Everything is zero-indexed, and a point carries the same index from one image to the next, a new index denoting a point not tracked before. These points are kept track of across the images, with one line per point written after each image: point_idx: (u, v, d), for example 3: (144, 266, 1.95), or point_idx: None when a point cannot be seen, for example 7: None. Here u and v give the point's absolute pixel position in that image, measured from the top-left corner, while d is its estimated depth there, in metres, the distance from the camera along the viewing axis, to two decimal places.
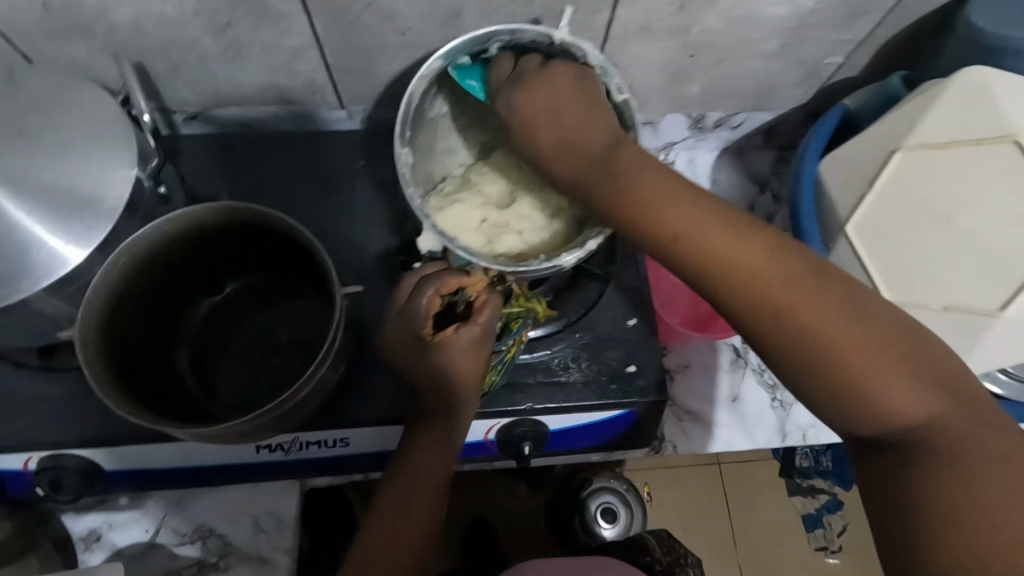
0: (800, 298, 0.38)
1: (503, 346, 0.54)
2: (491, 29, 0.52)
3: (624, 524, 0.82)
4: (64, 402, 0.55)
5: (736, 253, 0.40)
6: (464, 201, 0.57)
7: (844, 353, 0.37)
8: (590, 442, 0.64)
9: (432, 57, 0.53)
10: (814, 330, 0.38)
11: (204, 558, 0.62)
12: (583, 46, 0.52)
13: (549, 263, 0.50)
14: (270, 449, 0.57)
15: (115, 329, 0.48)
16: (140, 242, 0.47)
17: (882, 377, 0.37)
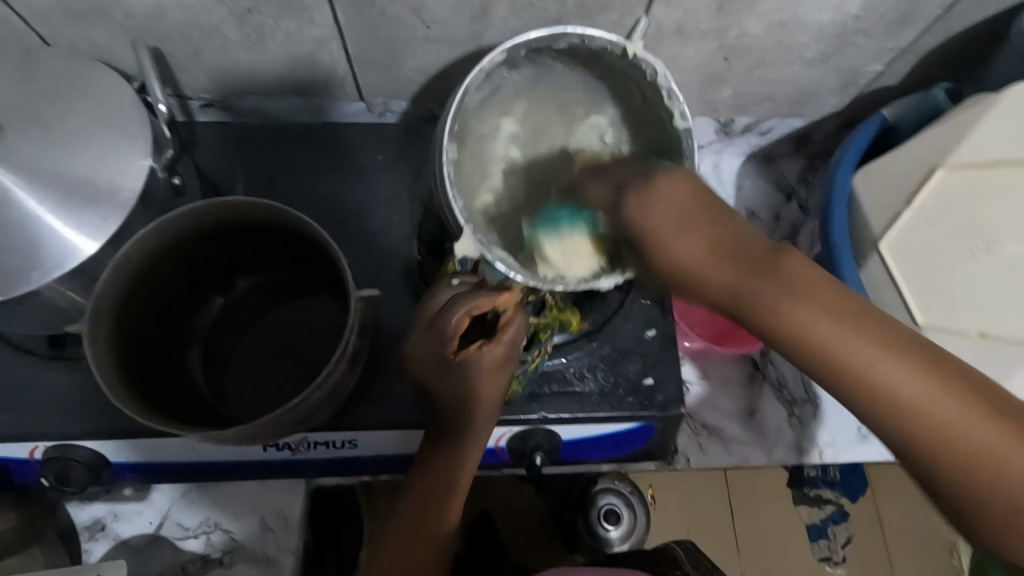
0: (860, 343, 0.36)
1: (528, 356, 0.56)
2: (564, 30, 0.50)
3: (628, 527, 0.79)
4: (71, 394, 0.54)
5: (819, 329, 0.36)
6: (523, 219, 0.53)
7: (903, 400, 0.36)
8: (602, 453, 0.62)
9: (496, 50, 0.49)
10: (876, 380, 0.36)
11: (208, 554, 0.61)
12: (653, 60, 0.50)
13: (585, 284, 0.48)
14: (278, 448, 0.56)
15: (125, 324, 0.47)
16: (152, 237, 0.46)
17: (936, 406, 0.35)
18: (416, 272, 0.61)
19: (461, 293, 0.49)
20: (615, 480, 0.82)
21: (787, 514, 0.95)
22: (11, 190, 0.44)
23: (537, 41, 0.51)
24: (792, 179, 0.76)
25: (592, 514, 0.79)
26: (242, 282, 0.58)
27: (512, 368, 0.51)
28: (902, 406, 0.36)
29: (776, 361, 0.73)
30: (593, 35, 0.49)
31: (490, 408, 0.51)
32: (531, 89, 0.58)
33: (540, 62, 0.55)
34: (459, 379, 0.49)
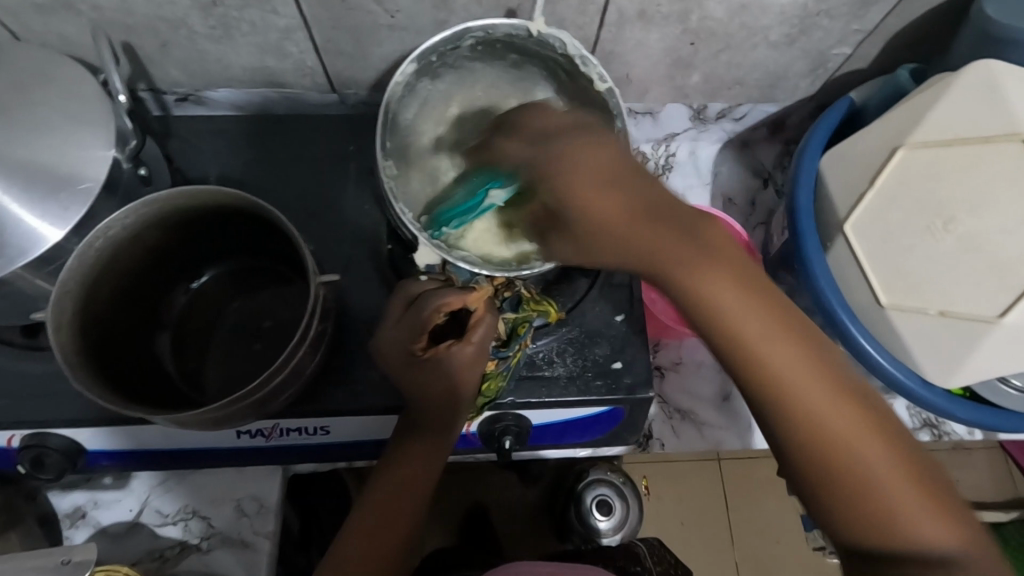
0: (780, 351, 0.41)
1: (509, 353, 0.53)
2: (465, 26, 0.52)
3: (619, 518, 0.79)
4: (45, 382, 0.55)
5: (747, 320, 0.41)
6: (481, 216, 0.54)
7: (783, 390, 0.41)
8: (574, 437, 0.63)
9: (406, 61, 0.52)
10: (780, 365, 0.41)
11: (186, 540, 0.62)
12: (560, 37, 0.52)
13: (553, 263, 0.50)
14: (251, 434, 0.57)
15: (93, 311, 0.48)
16: (117, 225, 0.47)
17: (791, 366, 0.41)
18: (387, 261, 0.61)
19: (431, 290, 0.49)
20: (607, 470, 0.81)
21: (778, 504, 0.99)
22: None
23: (445, 44, 0.53)
24: (768, 164, 0.76)
25: (583, 504, 0.80)
26: (207, 274, 0.59)
27: (484, 364, 0.51)
28: (802, 393, 0.40)
29: None
30: (493, 24, 0.52)
31: (456, 407, 0.51)
32: (462, 92, 0.59)
33: (462, 65, 0.57)
34: (425, 377, 0.49)
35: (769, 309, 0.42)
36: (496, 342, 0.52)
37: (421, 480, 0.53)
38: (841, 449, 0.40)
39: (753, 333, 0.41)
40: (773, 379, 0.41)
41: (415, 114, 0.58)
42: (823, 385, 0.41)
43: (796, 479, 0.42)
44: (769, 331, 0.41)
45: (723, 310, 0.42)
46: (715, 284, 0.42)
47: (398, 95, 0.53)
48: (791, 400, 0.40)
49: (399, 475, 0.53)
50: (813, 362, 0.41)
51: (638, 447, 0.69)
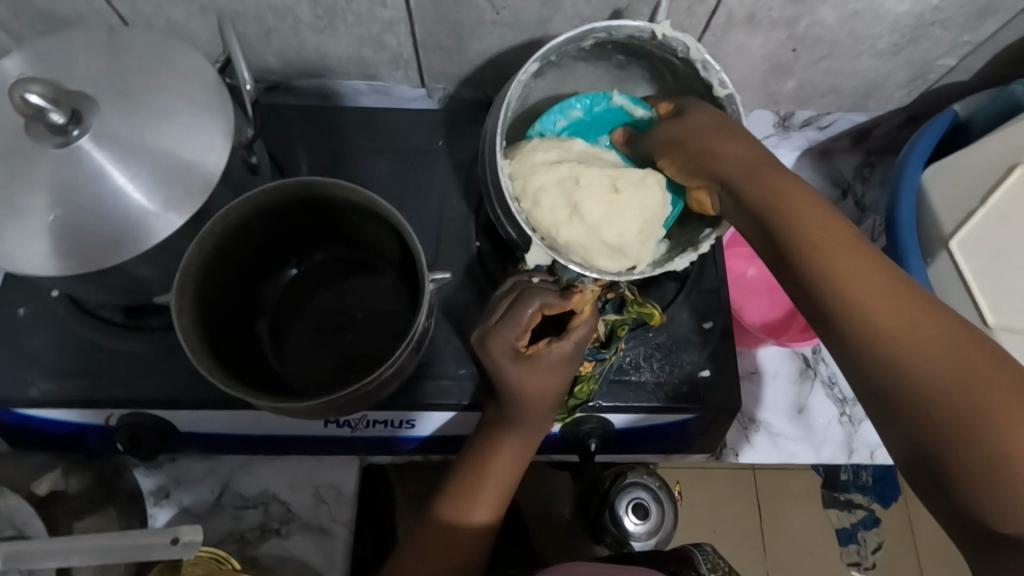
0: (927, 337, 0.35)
1: (606, 354, 0.53)
2: (589, 27, 0.51)
3: (654, 522, 0.73)
4: (146, 362, 0.56)
5: (883, 299, 0.37)
6: (542, 183, 0.52)
7: (934, 380, 0.34)
8: (653, 442, 0.62)
9: (528, 61, 0.52)
10: (889, 326, 0.36)
11: (266, 523, 0.63)
12: (684, 41, 0.51)
13: (661, 269, 0.51)
14: (338, 424, 0.58)
15: (205, 296, 0.49)
16: (235, 211, 0.47)
17: (938, 354, 0.35)
18: (476, 258, 0.61)
19: (533, 286, 0.49)
20: (644, 473, 0.77)
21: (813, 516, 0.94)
22: (105, 163, 0.46)
23: (566, 44, 0.53)
24: (848, 175, 0.75)
25: (618, 508, 0.75)
26: (312, 256, 0.59)
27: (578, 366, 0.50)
28: (929, 356, 0.35)
29: (827, 359, 0.73)
30: (618, 26, 0.51)
31: (547, 407, 0.51)
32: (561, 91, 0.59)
33: (569, 63, 0.57)
34: (526, 375, 0.49)
35: (874, 268, 0.38)
36: (595, 343, 0.53)
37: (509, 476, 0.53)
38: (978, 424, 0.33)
39: (892, 311, 0.37)
40: (875, 344, 0.37)
41: (518, 111, 0.58)
42: (944, 348, 0.35)
43: (941, 475, 0.34)
44: (877, 289, 0.37)
45: (826, 262, 0.39)
46: (825, 236, 0.40)
47: (516, 93, 0.53)
48: (901, 362, 0.36)
49: (491, 472, 0.52)
50: (927, 323, 0.36)
51: (712, 455, 0.68)
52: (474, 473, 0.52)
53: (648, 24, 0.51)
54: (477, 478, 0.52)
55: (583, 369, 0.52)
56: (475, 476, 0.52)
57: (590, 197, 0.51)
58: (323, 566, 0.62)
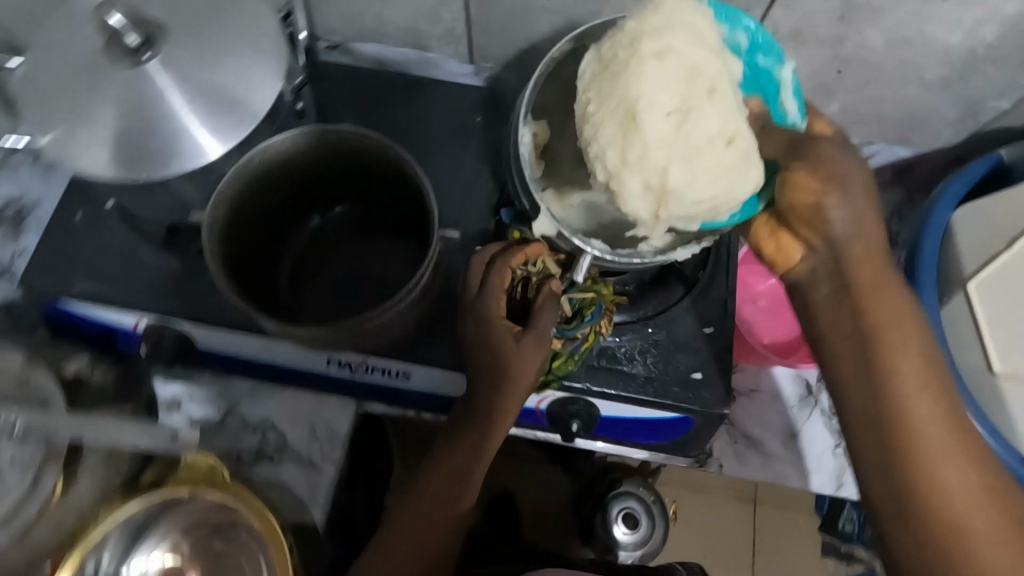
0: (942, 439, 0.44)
1: (577, 334, 0.57)
2: None
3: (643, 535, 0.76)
4: (177, 278, 0.61)
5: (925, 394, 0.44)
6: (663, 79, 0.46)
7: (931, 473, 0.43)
8: (638, 437, 0.63)
9: (563, 39, 0.54)
10: (926, 440, 0.44)
11: (262, 448, 0.66)
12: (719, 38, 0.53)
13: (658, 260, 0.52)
14: (340, 364, 0.61)
15: (234, 223, 0.53)
16: (271, 149, 0.51)
17: (947, 454, 0.43)
18: (494, 232, 0.64)
19: (498, 254, 0.53)
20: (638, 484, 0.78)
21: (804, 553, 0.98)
22: (166, 86, 0.50)
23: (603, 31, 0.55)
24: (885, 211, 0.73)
25: (610, 514, 0.77)
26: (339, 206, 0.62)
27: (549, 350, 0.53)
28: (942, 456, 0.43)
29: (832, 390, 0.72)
30: None
31: (516, 399, 0.52)
32: None
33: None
34: (515, 350, 0.51)
35: (928, 384, 0.45)
36: (562, 321, 0.56)
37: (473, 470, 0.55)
38: (970, 538, 0.42)
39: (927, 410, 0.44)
40: (908, 449, 0.44)
41: None
42: (956, 457, 0.44)
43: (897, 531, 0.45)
44: (927, 406, 0.44)
45: (891, 351, 0.45)
46: (895, 334, 0.45)
47: (547, 70, 0.55)
48: (930, 474, 0.43)
49: (454, 449, 0.54)
50: (960, 445, 0.44)
51: (696, 462, 0.69)
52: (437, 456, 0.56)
53: None
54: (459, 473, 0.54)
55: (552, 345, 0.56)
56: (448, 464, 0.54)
57: (689, 118, 0.46)
58: (306, 498, 0.65)
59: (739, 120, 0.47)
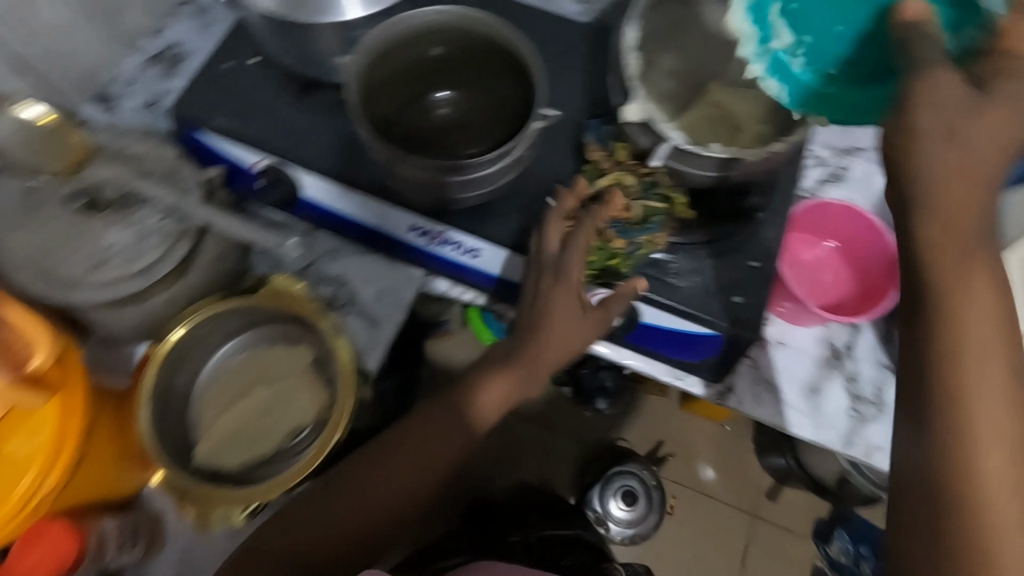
0: (976, 362, 0.42)
1: (637, 238, 0.64)
2: None
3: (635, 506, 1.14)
4: (306, 130, 0.68)
5: (972, 327, 0.42)
6: (235, 426, 0.63)
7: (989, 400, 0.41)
8: (669, 352, 0.70)
9: None
10: (991, 422, 0.41)
11: (334, 299, 0.74)
12: None
13: (288, 448, 0.63)
14: (420, 233, 0.69)
15: (368, 70, 0.59)
16: (418, 18, 0.59)
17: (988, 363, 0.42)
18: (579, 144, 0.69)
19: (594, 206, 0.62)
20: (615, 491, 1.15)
21: (778, 533, 1.23)
22: None
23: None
24: None
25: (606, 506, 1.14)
26: (446, 90, 0.66)
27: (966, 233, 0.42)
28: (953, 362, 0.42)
29: (857, 358, 0.76)
30: None
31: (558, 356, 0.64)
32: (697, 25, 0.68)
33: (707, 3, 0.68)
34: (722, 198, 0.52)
35: (998, 362, 0.42)
36: (629, 222, 0.64)
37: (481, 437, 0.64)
38: (997, 509, 0.41)
39: (969, 326, 0.42)
40: (965, 446, 0.41)
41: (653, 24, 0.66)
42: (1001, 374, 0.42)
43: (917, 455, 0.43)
44: (988, 353, 0.42)
45: (957, 305, 0.42)
46: (977, 304, 0.42)
47: None
48: (958, 400, 0.42)
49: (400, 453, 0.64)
50: (984, 330, 0.42)
51: (715, 395, 0.74)
52: (549, 325, 0.62)
53: None
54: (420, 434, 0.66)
55: (614, 244, 0.64)
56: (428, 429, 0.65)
57: (260, 432, 0.63)
58: (364, 345, 0.73)
59: (308, 405, 0.64)
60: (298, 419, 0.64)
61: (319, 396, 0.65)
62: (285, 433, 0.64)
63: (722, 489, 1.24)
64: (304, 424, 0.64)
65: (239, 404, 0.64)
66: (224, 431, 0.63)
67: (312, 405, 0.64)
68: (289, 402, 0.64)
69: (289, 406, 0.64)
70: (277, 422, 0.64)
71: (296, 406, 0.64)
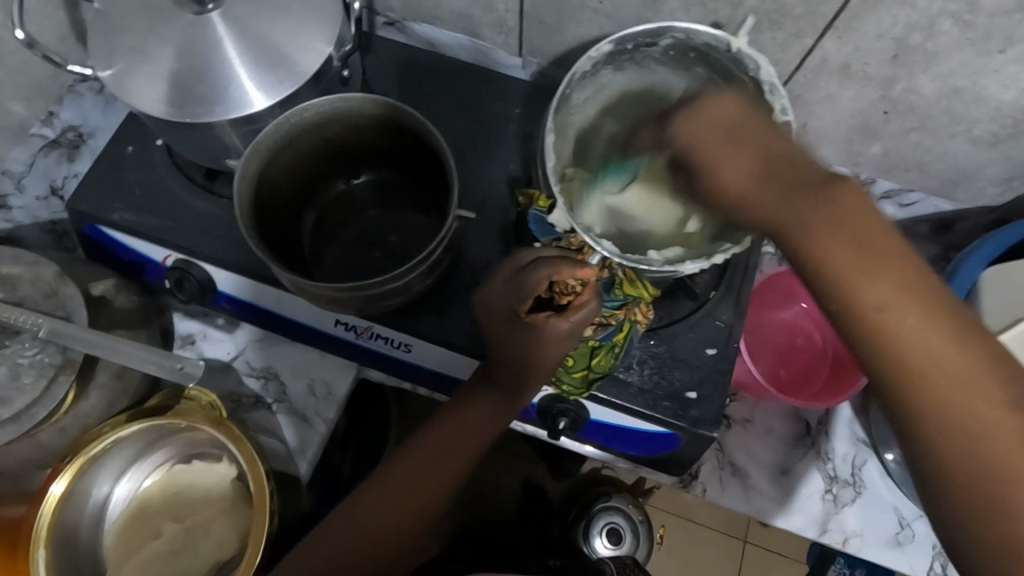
0: (894, 313, 0.35)
1: (605, 319, 0.53)
2: (667, 24, 0.53)
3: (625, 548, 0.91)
4: (214, 223, 0.62)
5: (860, 274, 0.35)
6: (147, 562, 0.58)
7: (906, 350, 0.34)
8: (622, 446, 0.64)
9: (604, 41, 0.55)
10: (940, 362, 0.34)
11: (262, 396, 0.69)
12: (758, 59, 0.51)
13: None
14: (345, 327, 0.63)
15: (268, 176, 0.56)
16: (312, 109, 0.54)
17: (902, 311, 0.35)
18: (513, 223, 0.63)
19: (545, 257, 0.49)
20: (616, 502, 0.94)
21: (769, 562, 1.18)
22: (222, 41, 0.52)
23: (643, 36, 0.55)
24: None
25: (593, 525, 0.92)
26: (364, 175, 0.65)
27: (570, 346, 0.50)
28: (872, 327, 0.35)
29: (830, 433, 0.70)
30: (695, 29, 0.52)
31: (532, 378, 0.51)
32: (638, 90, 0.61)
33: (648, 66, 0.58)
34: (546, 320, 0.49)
35: (881, 263, 0.35)
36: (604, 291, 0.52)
37: (473, 437, 0.54)
38: (1009, 464, 0.33)
39: (825, 239, 0.36)
40: (942, 414, 0.34)
41: (586, 97, 0.59)
42: (905, 311, 0.35)
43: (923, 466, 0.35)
44: (852, 256, 0.36)
45: (818, 249, 0.36)
46: (832, 239, 0.36)
47: (585, 68, 0.55)
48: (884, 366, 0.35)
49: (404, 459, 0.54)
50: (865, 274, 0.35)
51: (679, 482, 0.68)
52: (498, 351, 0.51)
53: (727, 36, 0.52)
54: (399, 475, 0.53)
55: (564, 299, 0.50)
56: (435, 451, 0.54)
57: (175, 567, 0.58)
58: (296, 449, 0.67)
59: (230, 536, 0.59)
60: (223, 550, 0.59)
61: (240, 521, 0.59)
62: (203, 567, 0.58)
63: (707, 516, 1.19)
64: (228, 557, 0.58)
65: (151, 543, 0.59)
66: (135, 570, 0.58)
67: (234, 533, 0.59)
68: (206, 530, 0.59)
69: (208, 536, 0.59)
70: (194, 555, 0.58)
71: (213, 538, 0.59)
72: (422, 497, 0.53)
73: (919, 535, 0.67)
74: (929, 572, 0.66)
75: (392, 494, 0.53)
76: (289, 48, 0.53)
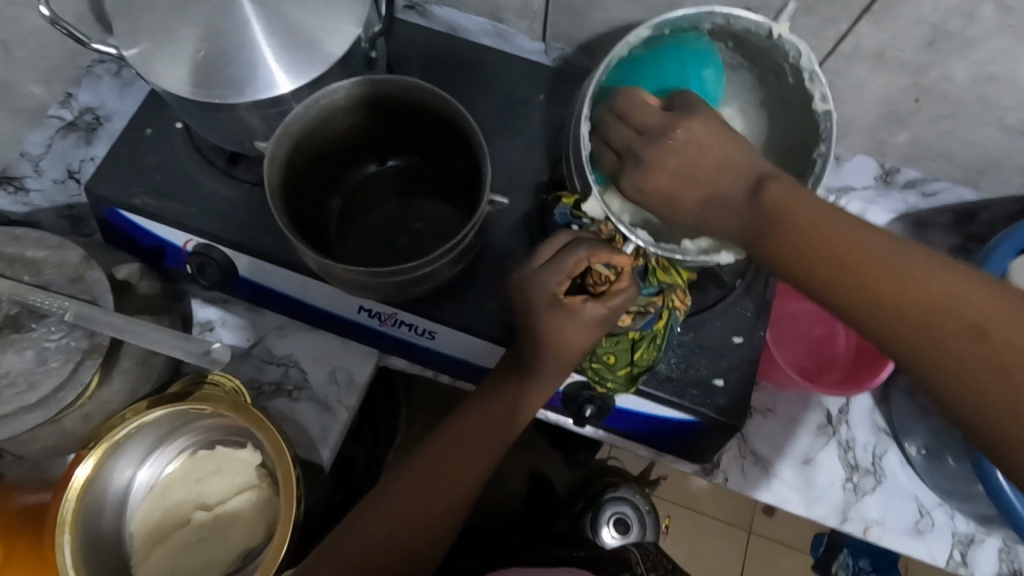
0: (876, 272, 0.38)
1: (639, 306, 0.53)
2: (709, 9, 0.52)
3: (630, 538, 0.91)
4: (236, 207, 0.62)
5: (830, 242, 0.40)
6: (173, 549, 0.58)
7: (903, 297, 0.37)
8: (645, 434, 0.64)
9: (642, 25, 0.54)
10: (939, 300, 0.36)
11: (283, 383, 0.68)
12: (798, 46, 0.51)
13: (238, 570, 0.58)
14: (369, 313, 0.63)
15: (296, 158, 0.55)
16: (341, 92, 0.54)
17: (885, 268, 0.38)
18: (538, 210, 0.63)
19: (583, 239, 0.49)
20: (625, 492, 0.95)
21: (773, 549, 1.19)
22: (249, 20, 0.51)
23: (683, 22, 0.54)
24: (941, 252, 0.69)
25: (601, 515, 0.92)
26: (391, 160, 0.64)
27: (604, 330, 0.50)
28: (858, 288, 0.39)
29: (850, 423, 0.70)
30: (738, 13, 0.51)
31: (564, 364, 0.51)
32: None
33: None
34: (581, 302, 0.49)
35: (848, 233, 0.40)
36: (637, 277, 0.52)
37: (499, 429, 0.53)
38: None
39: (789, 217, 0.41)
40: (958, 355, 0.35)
41: None
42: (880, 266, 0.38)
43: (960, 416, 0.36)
44: (832, 239, 0.40)
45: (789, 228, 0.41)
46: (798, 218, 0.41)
47: (622, 53, 0.54)
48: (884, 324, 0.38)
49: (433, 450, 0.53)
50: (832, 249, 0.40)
51: (701, 471, 0.68)
52: (529, 335, 0.51)
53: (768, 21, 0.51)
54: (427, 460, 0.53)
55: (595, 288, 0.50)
56: (459, 437, 0.53)
57: (202, 555, 0.58)
58: (317, 437, 0.67)
59: (257, 523, 0.59)
60: (248, 538, 0.58)
61: (266, 509, 0.59)
62: (230, 556, 0.58)
63: (713, 507, 1.20)
64: (254, 545, 0.58)
65: (178, 530, 0.59)
66: (161, 557, 0.58)
67: (260, 521, 0.59)
68: (232, 518, 0.59)
69: (233, 524, 0.59)
70: (221, 543, 0.58)
71: (239, 524, 0.59)
72: (450, 483, 0.52)
73: (937, 522, 0.68)
74: (948, 560, 0.67)
75: (421, 479, 0.52)
76: (318, 30, 0.52)
